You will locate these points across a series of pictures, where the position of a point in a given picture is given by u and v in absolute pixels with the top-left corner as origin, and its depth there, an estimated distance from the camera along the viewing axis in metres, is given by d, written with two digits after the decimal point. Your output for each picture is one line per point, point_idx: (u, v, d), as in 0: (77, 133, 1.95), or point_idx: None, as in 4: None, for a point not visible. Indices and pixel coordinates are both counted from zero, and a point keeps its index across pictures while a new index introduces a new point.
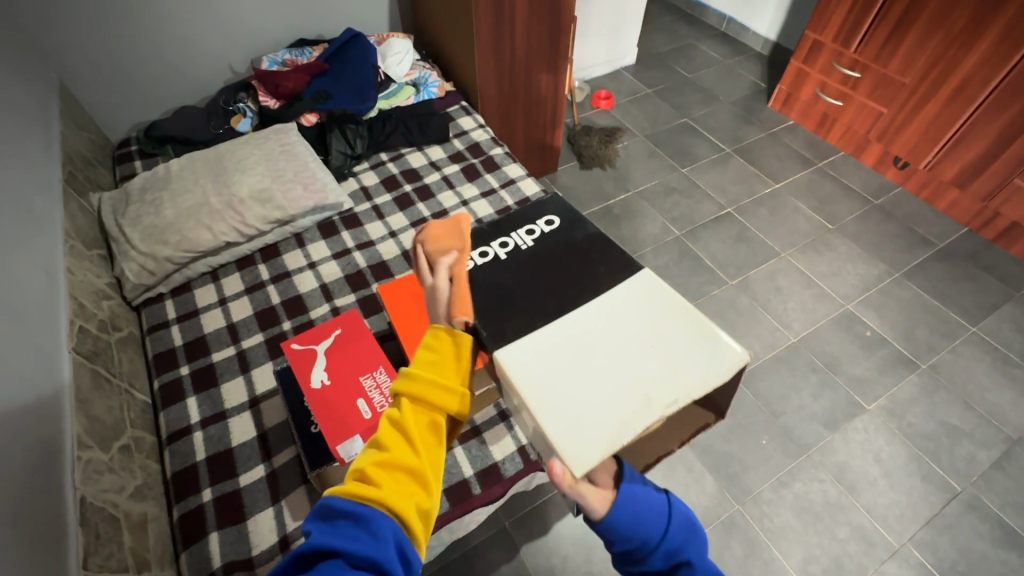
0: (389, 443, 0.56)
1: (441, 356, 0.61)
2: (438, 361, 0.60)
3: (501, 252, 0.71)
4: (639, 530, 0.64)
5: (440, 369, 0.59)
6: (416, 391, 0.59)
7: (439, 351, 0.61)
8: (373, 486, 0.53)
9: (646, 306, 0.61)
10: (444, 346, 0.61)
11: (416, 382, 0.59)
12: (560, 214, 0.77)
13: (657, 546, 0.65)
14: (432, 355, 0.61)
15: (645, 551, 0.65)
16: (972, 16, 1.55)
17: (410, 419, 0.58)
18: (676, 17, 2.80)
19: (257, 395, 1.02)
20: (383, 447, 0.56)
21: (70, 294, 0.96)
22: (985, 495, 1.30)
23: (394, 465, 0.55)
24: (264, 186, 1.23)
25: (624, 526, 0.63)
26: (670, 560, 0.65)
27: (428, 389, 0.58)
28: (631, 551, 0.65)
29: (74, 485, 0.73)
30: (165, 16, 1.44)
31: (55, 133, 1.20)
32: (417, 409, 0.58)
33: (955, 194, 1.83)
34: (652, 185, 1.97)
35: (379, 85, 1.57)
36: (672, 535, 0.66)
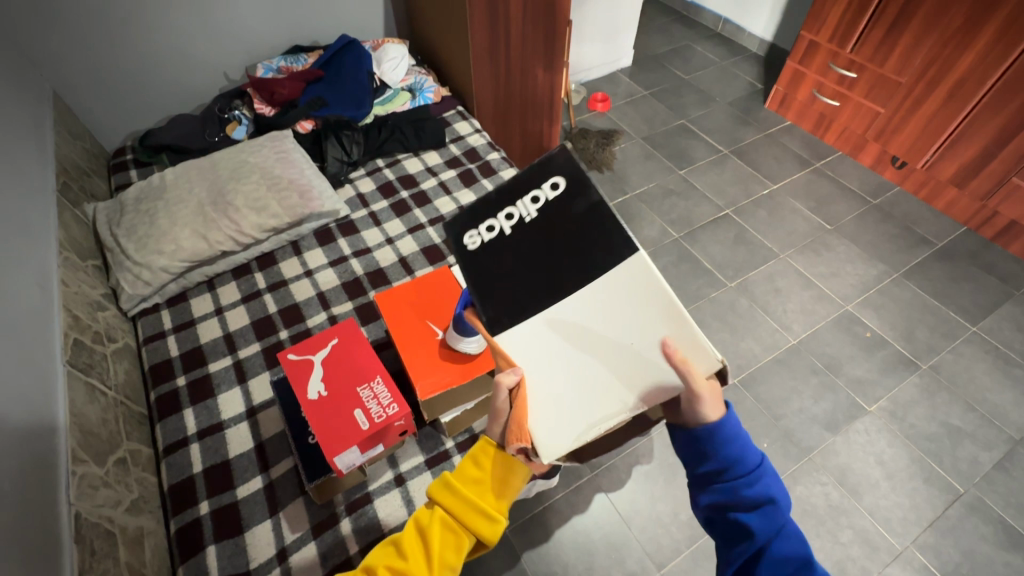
0: (408, 550, 0.66)
1: (475, 480, 0.69)
2: (476, 483, 0.69)
3: (508, 228, 0.56)
4: (733, 448, 0.61)
5: (472, 498, 0.68)
6: (448, 501, 0.68)
7: (485, 478, 0.69)
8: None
9: (634, 300, 0.53)
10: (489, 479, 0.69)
11: (453, 495, 0.68)
12: (572, 171, 0.55)
13: (751, 475, 0.61)
14: (469, 479, 0.70)
15: (736, 477, 0.61)
16: (967, 16, 1.55)
17: (435, 535, 0.66)
18: (672, 18, 2.80)
19: (255, 405, 1.01)
20: (400, 552, 0.66)
21: (64, 307, 0.96)
22: (989, 497, 1.29)
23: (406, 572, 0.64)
24: (259, 194, 1.23)
25: (723, 438, 0.61)
26: (761, 494, 0.60)
27: (459, 505, 0.68)
28: (719, 477, 0.61)
29: (69, 501, 0.72)
30: (158, 24, 1.43)
31: (49, 143, 1.20)
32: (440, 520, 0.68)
33: (953, 193, 1.83)
34: (650, 187, 1.97)
35: (374, 91, 1.56)
36: (770, 480, 0.61)
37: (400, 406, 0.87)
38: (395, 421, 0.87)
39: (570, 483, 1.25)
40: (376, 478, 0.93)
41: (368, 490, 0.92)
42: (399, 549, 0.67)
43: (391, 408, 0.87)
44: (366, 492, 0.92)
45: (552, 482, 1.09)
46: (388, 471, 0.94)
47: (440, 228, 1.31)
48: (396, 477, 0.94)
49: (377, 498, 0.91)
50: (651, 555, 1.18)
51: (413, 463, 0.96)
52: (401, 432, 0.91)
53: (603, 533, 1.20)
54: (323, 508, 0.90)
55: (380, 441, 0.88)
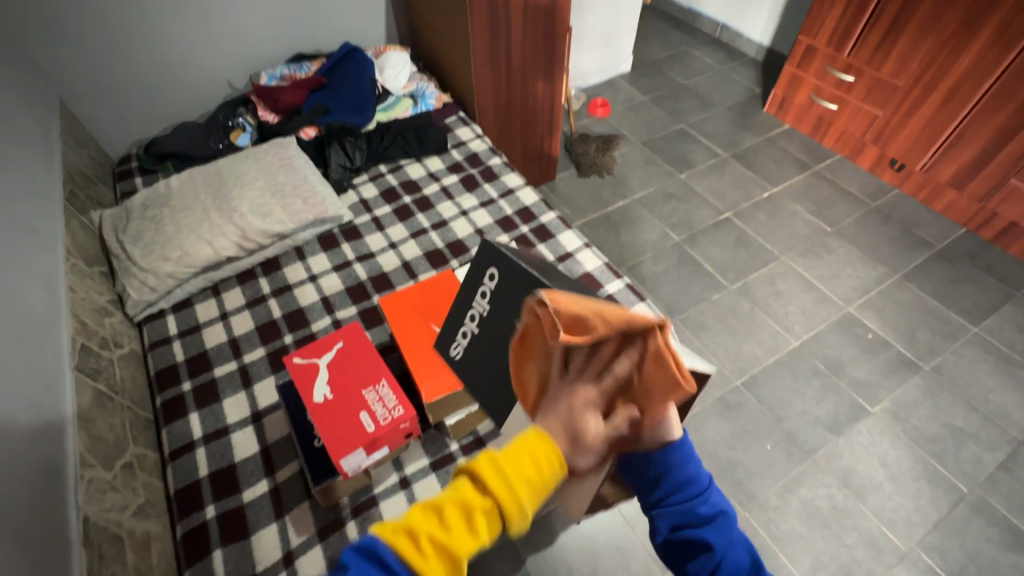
0: (447, 526, 0.45)
1: (537, 452, 0.46)
2: (531, 464, 0.45)
3: (475, 327, 0.86)
4: (689, 469, 0.59)
5: (528, 480, 0.45)
6: (498, 475, 0.45)
7: (541, 459, 0.46)
8: (421, 560, 0.44)
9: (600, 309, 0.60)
10: (551, 460, 0.46)
11: (506, 466, 0.45)
12: (495, 260, 0.82)
13: (703, 493, 0.60)
14: (532, 448, 0.46)
15: (691, 497, 0.60)
16: (963, 19, 1.57)
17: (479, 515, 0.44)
18: (670, 24, 2.82)
19: (260, 409, 1.02)
20: (439, 525, 0.45)
21: (72, 312, 0.97)
22: (992, 497, 1.29)
23: (444, 549, 0.44)
24: (264, 200, 1.24)
25: (682, 457, 0.58)
26: (713, 509, 0.60)
27: (510, 478, 0.45)
28: (677, 500, 0.59)
29: (78, 505, 0.73)
30: (164, 33, 1.45)
31: (56, 151, 1.21)
32: (482, 498, 0.45)
33: (952, 195, 1.84)
34: (650, 191, 1.98)
35: (377, 98, 1.57)
36: (715, 493, 0.62)
37: (406, 409, 0.88)
38: (401, 423, 0.87)
39: None
40: (381, 481, 0.94)
41: (373, 493, 0.93)
42: (434, 522, 0.46)
43: (396, 411, 0.87)
44: (370, 495, 0.92)
45: None
46: (393, 474, 0.95)
47: (442, 233, 1.32)
48: (401, 480, 0.94)
49: (382, 501, 0.92)
50: (655, 557, 1.18)
51: (417, 466, 0.96)
52: (406, 434, 0.91)
53: (607, 536, 1.20)
54: (328, 512, 0.90)
55: (385, 443, 0.88)
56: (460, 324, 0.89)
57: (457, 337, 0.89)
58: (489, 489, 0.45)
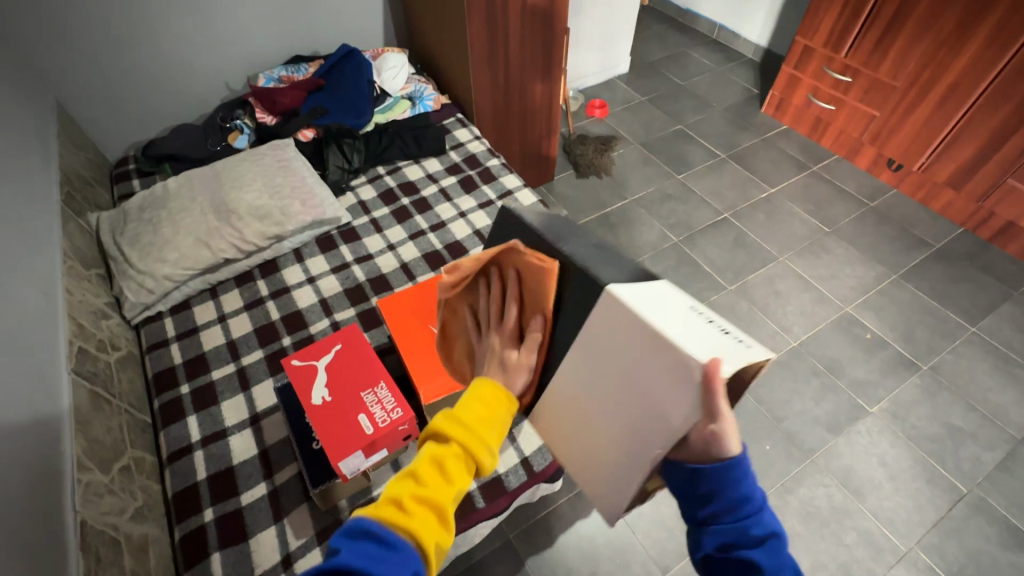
0: (426, 477, 0.54)
1: (485, 403, 0.58)
2: (481, 409, 0.58)
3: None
4: (743, 487, 0.55)
5: (485, 423, 0.57)
6: (456, 428, 0.56)
7: (491, 403, 0.58)
8: (410, 514, 0.51)
9: (659, 292, 0.55)
10: (499, 402, 0.59)
11: (461, 421, 0.57)
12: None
13: (756, 513, 0.56)
14: (479, 401, 0.58)
15: (742, 515, 0.55)
16: (960, 19, 1.57)
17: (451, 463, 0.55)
18: (668, 26, 2.82)
19: (259, 412, 1.01)
20: (419, 479, 0.54)
21: (69, 315, 0.96)
22: (991, 497, 1.29)
23: (428, 501, 0.53)
24: (261, 202, 1.24)
25: (737, 475, 0.55)
26: (765, 530, 0.55)
27: (468, 428, 0.56)
28: (727, 517, 0.55)
29: (74, 509, 0.73)
30: (161, 35, 1.45)
31: (53, 153, 1.21)
32: (450, 447, 0.56)
33: (950, 194, 1.84)
34: (648, 192, 1.98)
35: (374, 100, 1.56)
36: (768, 513, 0.57)
37: (404, 411, 0.88)
38: (400, 425, 0.87)
39: (573, 488, 1.25)
40: (380, 483, 0.93)
41: (372, 495, 0.92)
42: (414, 480, 0.54)
43: (395, 413, 0.87)
44: (369, 497, 0.92)
45: (556, 486, 1.08)
46: (392, 476, 0.94)
47: (440, 234, 1.32)
48: None
49: None
50: (655, 558, 1.18)
51: None
52: (405, 436, 0.90)
53: (607, 538, 1.20)
54: (327, 514, 0.90)
55: (384, 446, 0.88)
56: None
57: None
58: (454, 438, 0.56)
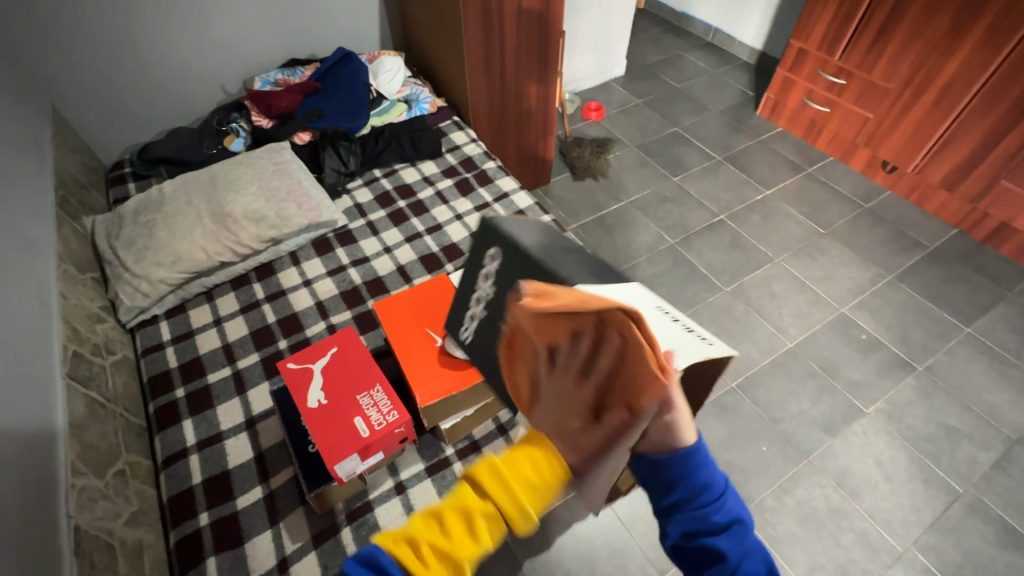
0: (452, 528, 0.51)
1: (533, 462, 0.55)
2: (529, 469, 0.54)
3: (482, 310, 0.79)
4: (704, 473, 0.55)
5: (528, 487, 0.53)
6: (492, 483, 0.53)
7: (540, 469, 0.55)
8: (424, 566, 0.49)
9: (632, 294, 0.58)
10: (546, 468, 0.55)
11: (499, 476, 0.53)
12: (495, 242, 0.71)
13: (719, 500, 0.55)
14: (527, 460, 0.55)
15: (704, 502, 0.55)
16: (952, 22, 1.59)
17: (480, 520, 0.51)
18: (663, 29, 2.84)
19: (254, 415, 1.01)
20: (445, 529, 0.51)
21: (63, 319, 0.96)
22: (987, 497, 1.29)
23: (450, 555, 0.50)
24: (257, 205, 1.24)
25: (697, 461, 0.54)
26: (729, 516, 0.55)
27: (503, 486, 0.53)
28: (690, 503, 0.54)
29: (68, 514, 0.72)
30: (156, 39, 1.45)
31: (47, 157, 1.20)
32: (482, 500, 0.52)
33: (943, 196, 1.85)
34: (644, 194, 1.99)
35: (370, 102, 1.57)
36: (731, 498, 0.57)
37: (400, 414, 0.88)
38: (396, 428, 0.87)
39: None
40: (376, 486, 0.93)
41: (368, 498, 0.92)
42: (440, 526, 0.52)
43: (391, 416, 0.87)
44: (366, 501, 0.92)
45: None
46: (389, 479, 0.94)
47: (437, 237, 1.32)
48: (397, 485, 0.94)
49: (377, 507, 0.91)
50: (653, 560, 1.18)
51: (413, 470, 0.96)
52: (402, 439, 0.90)
53: (604, 540, 1.20)
54: (323, 518, 0.89)
55: (380, 449, 0.88)
56: (466, 306, 0.82)
57: (466, 318, 0.83)
58: (491, 493, 0.52)
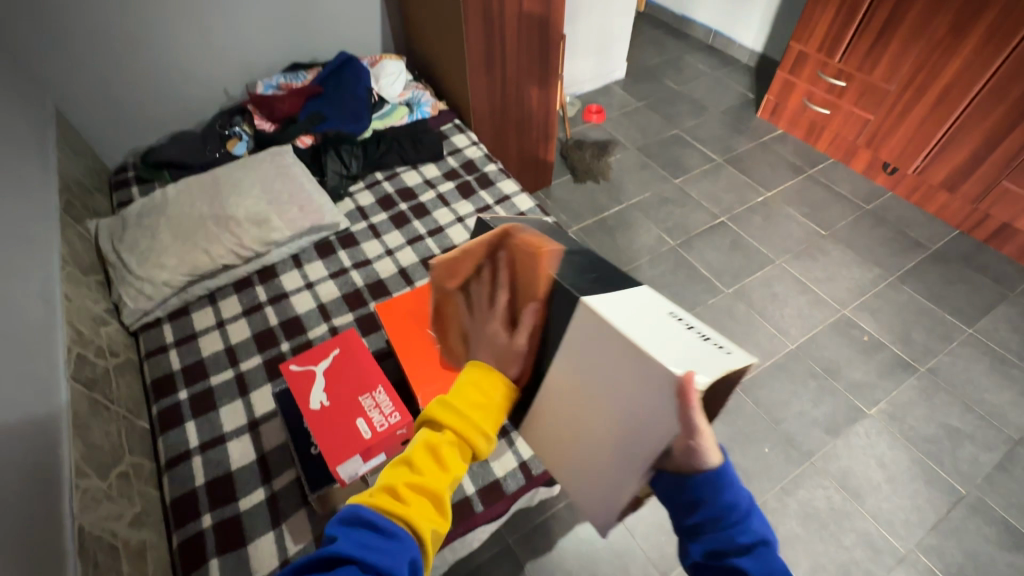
0: (420, 466, 0.55)
1: (482, 392, 0.57)
2: (477, 396, 0.56)
3: None
4: (727, 494, 0.55)
5: (477, 409, 0.56)
6: (447, 418, 0.56)
7: (485, 391, 0.56)
8: (404, 504, 0.52)
9: (638, 304, 0.54)
10: (492, 389, 0.57)
11: (453, 410, 0.57)
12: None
13: (743, 520, 0.55)
14: (475, 389, 0.57)
15: (729, 523, 0.55)
16: (952, 23, 1.59)
17: (444, 451, 0.55)
18: (663, 31, 2.85)
19: (257, 417, 1.02)
20: (414, 468, 0.55)
21: (67, 321, 0.97)
22: (990, 498, 1.29)
23: (422, 487, 0.54)
24: (260, 208, 1.25)
25: (721, 483, 0.55)
26: (753, 537, 0.55)
27: (459, 418, 0.56)
28: (714, 524, 0.55)
29: (72, 514, 0.73)
30: (160, 43, 1.46)
31: (52, 161, 1.21)
32: (442, 433, 0.56)
33: (944, 197, 1.85)
34: (645, 196, 1.99)
35: (372, 106, 1.58)
36: (756, 518, 0.57)
37: (402, 415, 0.88)
38: (398, 429, 0.86)
39: None
40: None
41: None
42: (410, 468, 0.55)
43: (393, 417, 0.87)
44: None
45: (556, 490, 1.08)
46: None
47: (438, 239, 1.33)
48: None
49: None
50: (655, 562, 1.18)
51: None
52: (405, 440, 0.89)
53: (606, 541, 1.20)
54: (326, 519, 0.90)
55: (384, 450, 0.87)
56: None
57: None
58: (447, 425, 0.56)
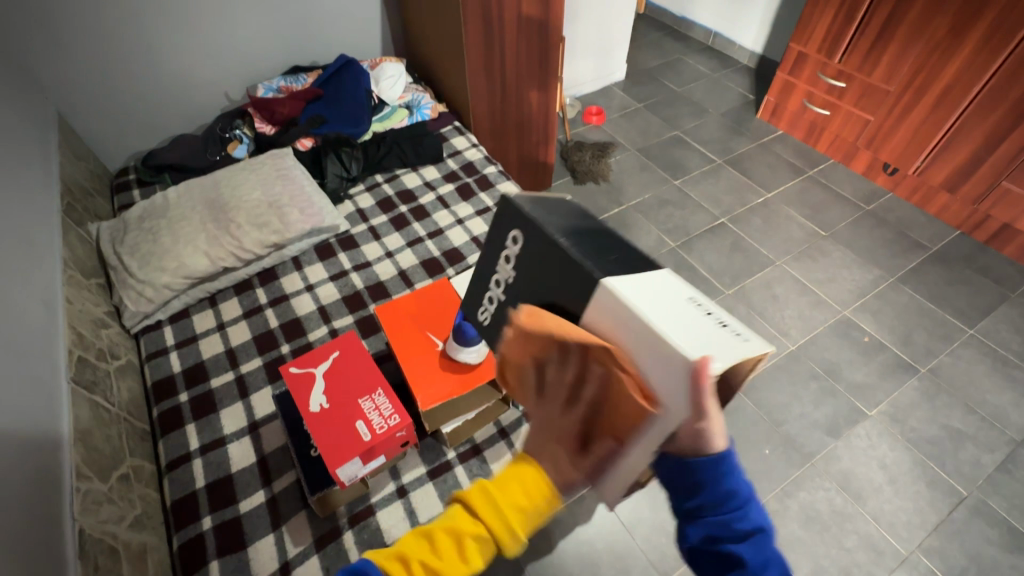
0: (441, 549, 0.51)
1: (522, 489, 0.50)
2: (517, 492, 0.50)
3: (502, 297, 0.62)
4: (730, 481, 0.54)
5: (513, 507, 0.50)
6: (481, 506, 0.51)
7: (527, 488, 0.50)
8: None
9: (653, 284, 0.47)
10: (536, 490, 0.50)
11: (489, 501, 0.51)
12: (519, 220, 0.56)
13: (743, 507, 0.55)
14: (515, 484, 0.51)
15: (729, 510, 0.54)
16: (952, 24, 1.59)
17: (468, 543, 0.50)
18: (663, 33, 2.85)
19: (257, 419, 1.02)
20: (434, 549, 0.51)
21: (69, 324, 0.97)
22: (992, 499, 1.29)
23: (439, 573, 0.50)
24: (260, 210, 1.25)
25: (725, 471, 0.53)
26: (750, 525, 0.55)
27: (491, 513, 0.50)
28: (715, 511, 0.54)
29: (73, 517, 0.73)
30: (161, 47, 1.47)
31: (54, 164, 1.22)
32: (473, 523, 0.51)
33: (945, 197, 1.85)
34: (645, 197, 1.99)
35: (372, 108, 1.58)
36: (754, 506, 0.56)
37: (402, 417, 0.88)
38: (397, 432, 0.87)
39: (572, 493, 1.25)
40: (379, 489, 0.94)
41: (371, 501, 0.93)
42: (431, 544, 0.52)
43: (393, 419, 0.87)
44: (368, 504, 0.92)
45: None
46: (391, 482, 0.95)
47: (438, 241, 1.33)
48: (399, 488, 0.94)
49: (380, 510, 0.92)
50: (655, 564, 1.18)
51: (415, 474, 0.96)
52: (403, 442, 0.91)
53: (607, 543, 1.20)
54: (326, 521, 0.90)
55: (382, 452, 0.88)
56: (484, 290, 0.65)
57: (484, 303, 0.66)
58: (479, 517, 0.50)
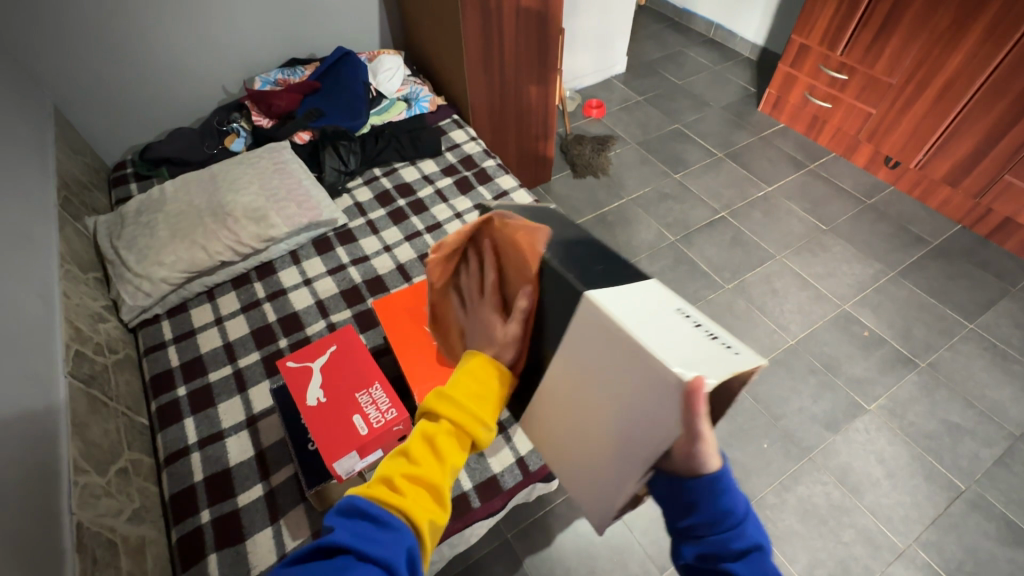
0: (418, 456, 0.56)
1: (480, 382, 0.59)
2: (475, 387, 0.59)
3: None
4: (724, 498, 0.54)
5: (474, 399, 0.58)
6: (446, 409, 0.58)
7: (482, 379, 0.59)
8: (400, 494, 0.53)
9: (644, 303, 0.51)
10: (488, 377, 0.60)
11: (452, 402, 0.58)
12: None
13: (741, 525, 0.55)
14: (471, 380, 0.60)
15: (724, 527, 0.54)
16: (955, 16, 1.57)
17: (443, 440, 0.57)
18: (664, 25, 2.83)
19: (255, 413, 1.02)
20: (412, 459, 0.56)
21: (65, 318, 0.97)
22: (990, 494, 1.29)
23: (421, 478, 0.55)
24: (258, 204, 1.25)
25: (718, 487, 0.54)
26: (749, 543, 0.54)
27: (458, 410, 0.58)
28: (711, 527, 0.54)
29: (70, 511, 0.73)
30: (158, 39, 1.46)
31: (50, 157, 1.21)
32: (442, 423, 0.58)
33: (947, 191, 1.84)
34: (645, 191, 1.98)
35: (370, 101, 1.58)
36: (754, 525, 0.56)
37: (399, 411, 0.88)
38: (394, 426, 0.87)
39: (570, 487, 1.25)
40: None
41: None
42: (406, 460, 0.57)
43: (390, 413, 0.87)
44: None
45: (554, 485, 1.08)
46: None
47: (436, 235, 1.33)
48: None
49: None
50: (653, 558, 1.18)
51: None
52: (400, 437, 0.89)
53: (605, 536, 1.20)
54: (323, 514, 0.90)
55: (380, 447, 0.87)
56: None
57: None
58: (447, 416, 0.58)
